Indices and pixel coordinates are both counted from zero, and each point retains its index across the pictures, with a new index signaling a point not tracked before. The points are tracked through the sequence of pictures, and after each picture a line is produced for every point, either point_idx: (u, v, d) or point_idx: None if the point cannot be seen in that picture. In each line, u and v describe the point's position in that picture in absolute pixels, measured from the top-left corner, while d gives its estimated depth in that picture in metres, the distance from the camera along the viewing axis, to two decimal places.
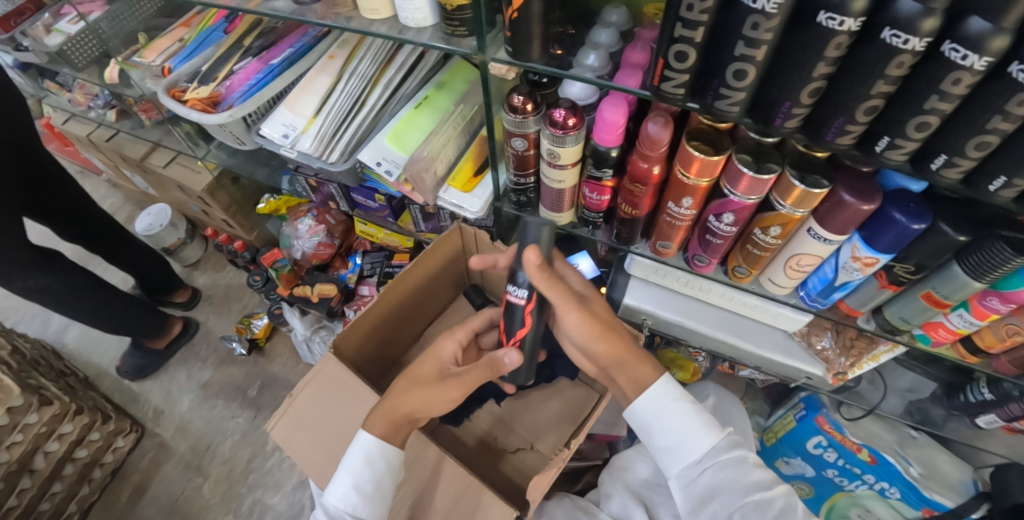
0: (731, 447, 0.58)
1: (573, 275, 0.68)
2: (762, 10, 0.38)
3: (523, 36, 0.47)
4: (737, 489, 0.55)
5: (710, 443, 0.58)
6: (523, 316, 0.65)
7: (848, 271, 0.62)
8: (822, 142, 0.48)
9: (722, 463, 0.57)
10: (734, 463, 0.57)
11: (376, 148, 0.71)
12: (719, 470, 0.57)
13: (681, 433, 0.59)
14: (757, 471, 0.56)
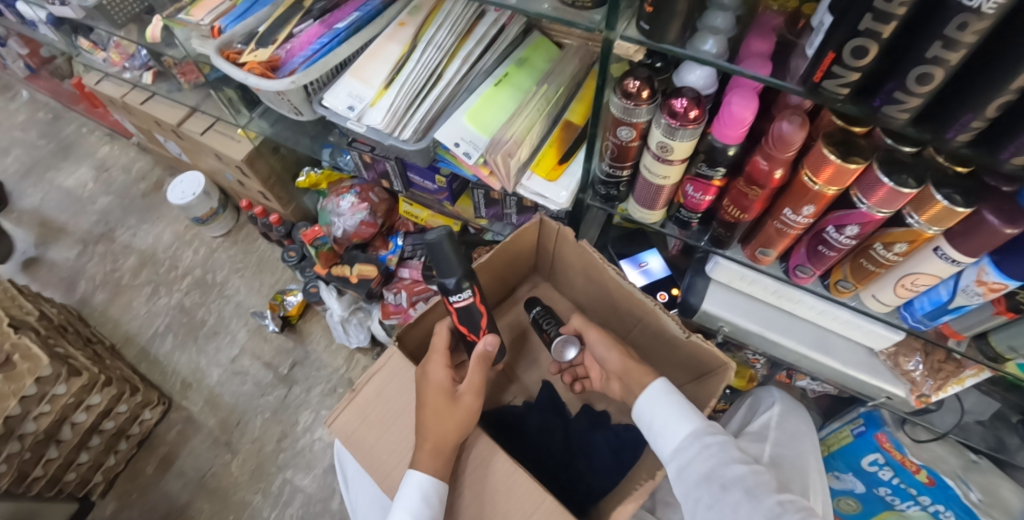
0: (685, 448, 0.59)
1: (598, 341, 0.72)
2: (978, 10, 0.31)
3: (665, 13, 0.41)
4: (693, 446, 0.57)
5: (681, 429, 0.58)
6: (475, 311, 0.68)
7: (968, 295, 0.56)
8: (993, 160, 0.42)
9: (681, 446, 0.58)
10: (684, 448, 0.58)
11: (454, 127, 0.66)
12: (701, 451, 0.55)
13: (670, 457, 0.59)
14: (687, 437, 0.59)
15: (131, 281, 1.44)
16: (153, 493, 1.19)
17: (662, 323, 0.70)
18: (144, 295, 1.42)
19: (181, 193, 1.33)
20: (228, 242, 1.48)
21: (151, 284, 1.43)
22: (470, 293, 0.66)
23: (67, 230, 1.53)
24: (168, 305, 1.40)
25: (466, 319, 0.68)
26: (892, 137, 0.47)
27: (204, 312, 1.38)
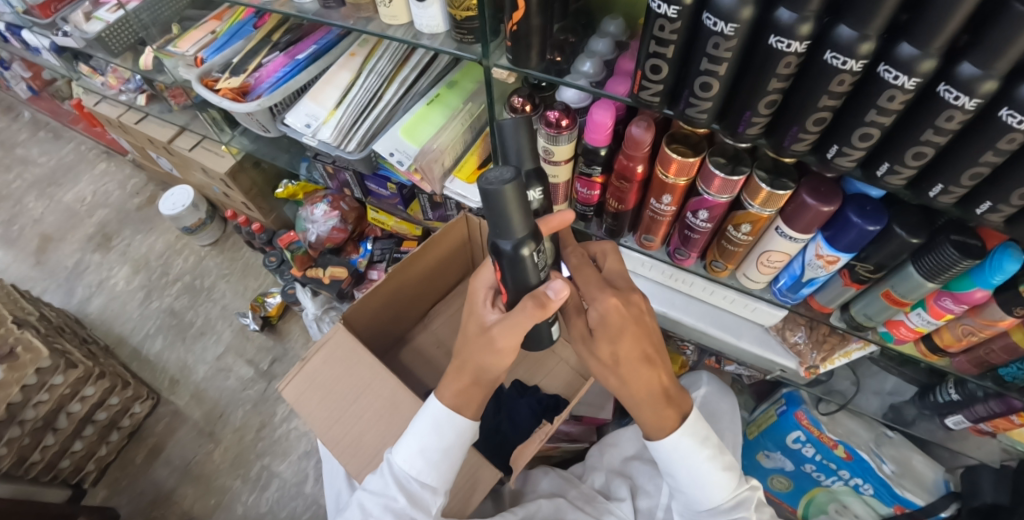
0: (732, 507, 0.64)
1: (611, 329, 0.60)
2: (721, 33, 0.45)
3: (522, 46, 0.56)
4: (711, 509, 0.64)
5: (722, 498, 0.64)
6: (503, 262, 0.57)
7: (814, 268, 0.67)
8: (781, 148, 0.54)
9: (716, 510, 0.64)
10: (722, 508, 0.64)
11: (391, 140, 0.79)
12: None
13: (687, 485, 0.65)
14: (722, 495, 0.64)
15: (125, 287, 1.56)
16: (142, 479, 1.30)
17: None
18: (137, 300, 1.53)
19: (172, 204, 1.46)
20: (216, 250, 1.60)
21: (144, 289, 1.55)
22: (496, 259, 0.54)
23: (66, 241, 1.65)
24: (159, 309, 1.51)
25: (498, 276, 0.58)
26: (728, 133, 0.56)
27: (193, 315, 1.49)
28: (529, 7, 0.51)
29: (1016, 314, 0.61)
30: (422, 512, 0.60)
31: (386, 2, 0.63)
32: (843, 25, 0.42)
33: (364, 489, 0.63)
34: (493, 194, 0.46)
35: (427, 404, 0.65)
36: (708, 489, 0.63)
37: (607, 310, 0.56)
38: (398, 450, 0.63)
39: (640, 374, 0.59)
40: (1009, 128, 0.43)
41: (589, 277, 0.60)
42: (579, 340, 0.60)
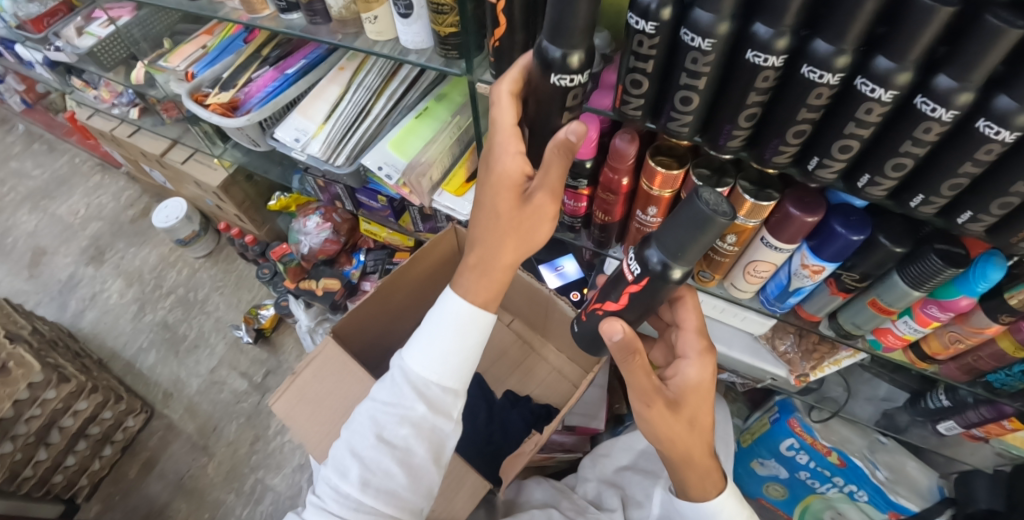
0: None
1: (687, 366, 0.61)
2: (699, 48, 0.45)
3: (504, 61, 0.56)
4: None
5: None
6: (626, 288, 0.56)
7: (800, 278, 0.67)
8: (762, 160, 0.55)
9: None
10: None
11: (379, 153, 0.80)
12: None
13: None
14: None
15: (118, 300, 1.55)
16: (136, 493, 1.29)
17: (560, 307, 0.88)
18: (130, 313, 1.53)
19: (165, 217, 1.46)
20: (210, 262, 1.60)
21: (138, 302, 1.54)
22: (639, 277, 0.54)
23: (60, 254, 1.65)
24: (152, 322, 1.51)
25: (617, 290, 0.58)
26: (712, 147, 0.56)
27: (186, 328, 1.49)
28: (510, 25, 0.52)
29: (1003, 321, 0.61)
30: (442, 419, 0.61)
31: (371, 18, 0.63)
32: (818, 39, 0.43)
33: (378, 397, 0.62)
34: (697, 213, 0.47)
35: (444, 302, 0.62)
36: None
37: (702, 371, 0.60)
38: (416, 356, 0.62)
39: (702, 439, 0.61)
40: (986, 139, 0.43)
41: (698, 326, 0.64)
42: (660, 411, 0.56)
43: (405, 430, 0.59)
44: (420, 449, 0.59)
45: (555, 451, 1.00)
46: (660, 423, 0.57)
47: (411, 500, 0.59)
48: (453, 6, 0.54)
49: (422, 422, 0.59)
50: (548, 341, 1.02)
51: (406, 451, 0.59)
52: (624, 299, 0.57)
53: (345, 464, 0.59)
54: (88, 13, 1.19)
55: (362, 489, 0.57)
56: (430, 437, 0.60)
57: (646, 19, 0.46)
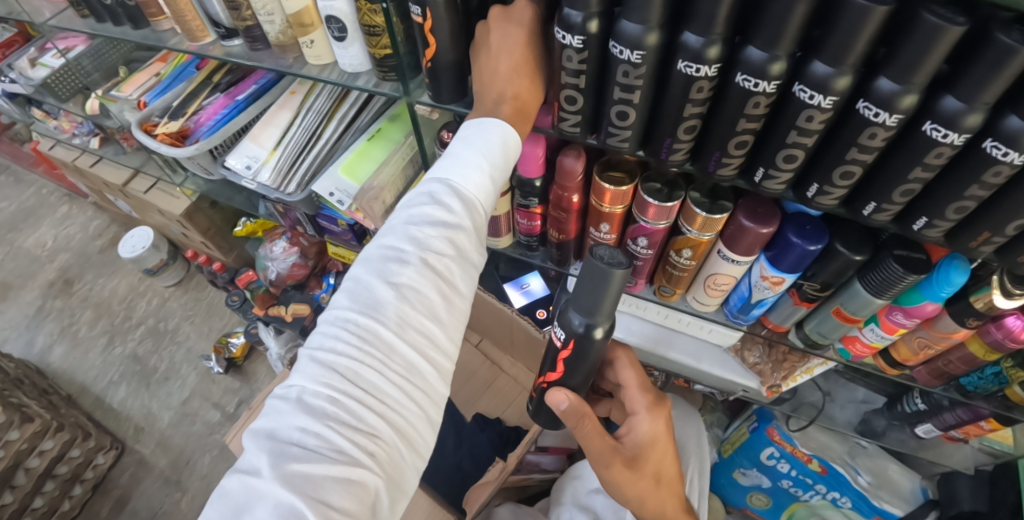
0: None
1: (638, 421, 0.59)
2: (629, 61, 0.44)
3: (439, 82, 0.55)
4: None
5: None
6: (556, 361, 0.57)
7: (761, 290, 0.65)
8: (708, 173, 0.54)
9: None
10: None
11: (330, 178, 0.78)
12: None
13: None
14: None
15: (87, 332, 1.51)
16: None
17: (522, 327, 0.87)
18: (99, 346, 1.49)
19: (131, 247, 1.43)
20: (180, 291, 1.57)
21: (107, 334, 1.50)
22: (567, 341, 0.54)
23: (27, 288, 1.61)
24: (123, 355, 1.47)
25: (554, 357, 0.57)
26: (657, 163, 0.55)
27: (156, 359, 1.45)
28: (440, 44, 0.50)
29: (970, 325, 0.59)
30: (479, 251, 0.52)
31: (308, 43, 0.62)
32: (751, 46, 0.41)
33: (410, 217, 0.48)
34: (596, 268, 0.46)
35: (486, 122, 0.51)
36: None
37: (654, 424, 0.59)
38: (463, 169, 0.50)
39: (671, 491, 0.61)
40: (934, 142, 0.41)
41: (638, 379, 0.61)
42: (623, 471, 0.56)
43: (449, 253, 0.48)
44: (459, 283, 0.49)
45: (531, 471, 0.98)
46: (626, 481, 0.57)
47: (444, 350, 0.48)
48: (384, 27, 0.53)
49: (465, 247, 0.49)
50: (518, 362, 1.00)
51: (446, 284, 0.48)
52: (561, 366, 0.57)
53: (374, 299, 0.44)
54: (42, 44, 1.17)
55: (397, 334, 0.44)
56: (471, 269, 0.50)
57: (573, 33, 0.44)
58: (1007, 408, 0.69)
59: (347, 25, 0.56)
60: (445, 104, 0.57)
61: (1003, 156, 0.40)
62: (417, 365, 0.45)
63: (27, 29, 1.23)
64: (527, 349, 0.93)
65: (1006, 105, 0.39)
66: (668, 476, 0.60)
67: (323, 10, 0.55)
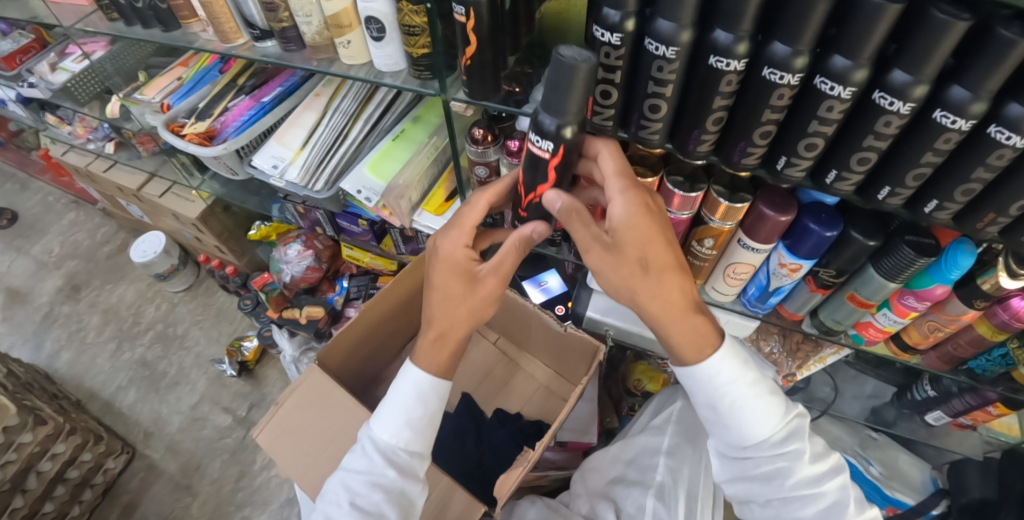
0: (781, 441, 0.61)
1: (615, 203, 0.53)
2: (664, 56, 0.47)
3: (476, 80, 0.58)
4: (778, 480, 0.61)
5: (767, 430, 0.61)
6: (546, 171, 0.53)
7: (778, 277, 0.69)
8: (732, 163, 0.56)
9: (767, 453, 0.61)
10: (783, 455, 0.61)
11: (357, 177, 0.81)
12: (769, 454, 0.61)
13: (726, 416, 0.61)
14: (806, 466, 0.61)
15: (95, 338, 1.51)
16: None
17: (543, 321, 0.87)
18: (108, 352, 1.48)
19: (143, 251, 1.44)
20: (189, 296, 1.58)
21: (116, 340, 1.50)
22: (554, 147, 0.50)
23: (34, 294, 1.60)
24: (132, 360, 1.47)
25: (533, 168, 0.54)
26: (683, 154, 0.58)
27: (166, 364, 1.45)
28: (480, 42, 0.53)
29: (978, 306, 0.62)
30: (412, 483, 0.62)
31: (344, 43, 0.64)
32: (776, 42, 0.44)
33: (348, 467, 0.63)
34: (563, 66, 0.44)
35: (408, 369, 0.66)
36: (758, 417, 0.61)
37: (631, 206, 0.53)
38: (380, 425, 0.63)
39: (668, 283, 0.57)
40: (945, 128, 0.44)
41: (615, 167, 0.55)
42: (600, 255, 0.56)
43: (376, 495, 0.59)
44: (392, 513, 0.60)
45: (548, 468, 1.00)
46: (608, 267, 0.56)
47: None
48: (424, 27, 0.56)
49: (393, 487, 0.60)
50: (535, 358, 1.03)
51: (378, 515, 0.59)
52: (547, 183, 0.55)
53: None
54: (61, 49, 1.19)
55: None
56: (400, 501, 0.60)
57: (611, 30, 0.47)
58: (1014, 391, 0.72)
59: (386, 25, 0.59)
60: (480, 100, 0.60)
61: (1007, 140, 0.43)
62: None
63: (44, 35, 1.24)
64: (546, 344, 0.95)
65: (1008, 94, 0.42)
66: (663, 268, 0.57)
67: (363, 11, 0.58)
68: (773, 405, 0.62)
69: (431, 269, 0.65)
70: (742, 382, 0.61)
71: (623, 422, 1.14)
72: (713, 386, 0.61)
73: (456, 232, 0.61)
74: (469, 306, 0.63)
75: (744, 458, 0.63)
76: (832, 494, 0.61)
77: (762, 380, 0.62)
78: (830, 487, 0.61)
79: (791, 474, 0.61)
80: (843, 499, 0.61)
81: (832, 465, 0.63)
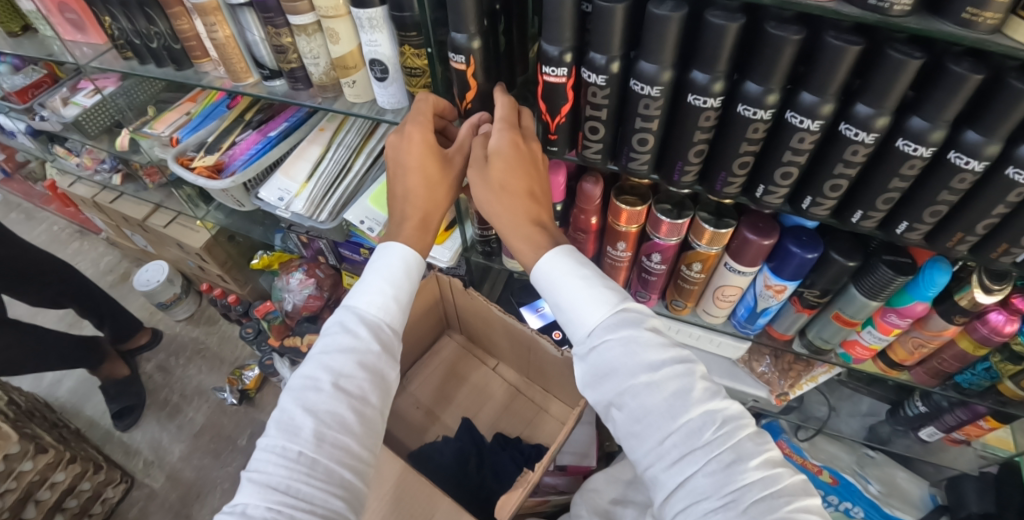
0: (617, 325, 0.50)
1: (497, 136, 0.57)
2: (649, 94, 0.51)
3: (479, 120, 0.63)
4: (621, 367, 0.48)
5: (599, 317, 0.51)
6: (566, 94, 0.55)
7: (765, 298, 0.71)
8: (715, 191, 0.60)
9: (605, 338, 0.50)
10: (622, 336, 0.49)
11: (360, 208, 0.86)
12: (608, 341, 0.50)
13: (566, 310, 0.53)
14: (649, 350, 0.48)
15: None
16: None
17: (543, 347, 0.89)
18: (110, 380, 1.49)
19: (147, 280, 1.47)
20: (191, 324, 1.60)
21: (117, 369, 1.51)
22: (568, 70, 0.52)
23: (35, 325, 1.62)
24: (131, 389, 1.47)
25: (551, 97, 0.55)
26: (671, 184, 0.61)
27: (167, 392, 1.46)
28: (478, 86, 0.58)
29: (958, 322, 0.65)
30: (394, 366, 0.58)
31: (350, 83, 0.69)
32: (749, 81, 0.48)
33: (325, 348, 0.56)
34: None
35: (390, 248, 0.61)
36: (586, 304, 0.52)
37: (502, 140, 0.56)
38: (363, 297, 0.59)
39: (517, 208, 0.58)
40: (908, 155, 0.48)
41: (506, 113, 0.58)
42: (474, 180, 0.59)
43: (361, 375, 0.54)
44: (374, 397, 0.55)
45: (547, 493, 1.01)
46: (480, 191, 0.59)
47: (358, 457, 0.52)
48: (424, 69, 0.62)
49: (376, 366, 0.56)
50: (534, 382, 1.06)
51: (361, 400, 0.53)
52: (566, 105, 0.56)
53: (295, 423, 0.50)
54: (74, 84, 1.23)
55: (316, 444, 0.49)
56: (383, 383, 0.56)
57: (597, 72, 0.51)
58: (1002, 404, 0.74)
59: (389, 66, 0.64)
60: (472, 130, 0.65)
61: (966, 164, 0.47)
62: (338, 470, 0.49)
63: (55, 71, 1.27)
64: (544, 369, 0.98)
65: (964, 122, 0.46)
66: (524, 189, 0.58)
67: (368, 54, 0.63)
68: (606, 294, 0.52)
69: (395, 153, 0.62)
70: (575, 278, 0.53)
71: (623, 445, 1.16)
72: (548, 282, 0.54)
73: (423, 121, 0.61)
74: (440, 184, 0.64)
75: (589, 357, 0.51)
76: (675, 382, 0.47)
77: (604, 275, 0.54)
78: (670, 373, 0.47)
79: (629, 360, 0.48)
80: (690, 386, 0.47)
81: (679, 353, 0.49)
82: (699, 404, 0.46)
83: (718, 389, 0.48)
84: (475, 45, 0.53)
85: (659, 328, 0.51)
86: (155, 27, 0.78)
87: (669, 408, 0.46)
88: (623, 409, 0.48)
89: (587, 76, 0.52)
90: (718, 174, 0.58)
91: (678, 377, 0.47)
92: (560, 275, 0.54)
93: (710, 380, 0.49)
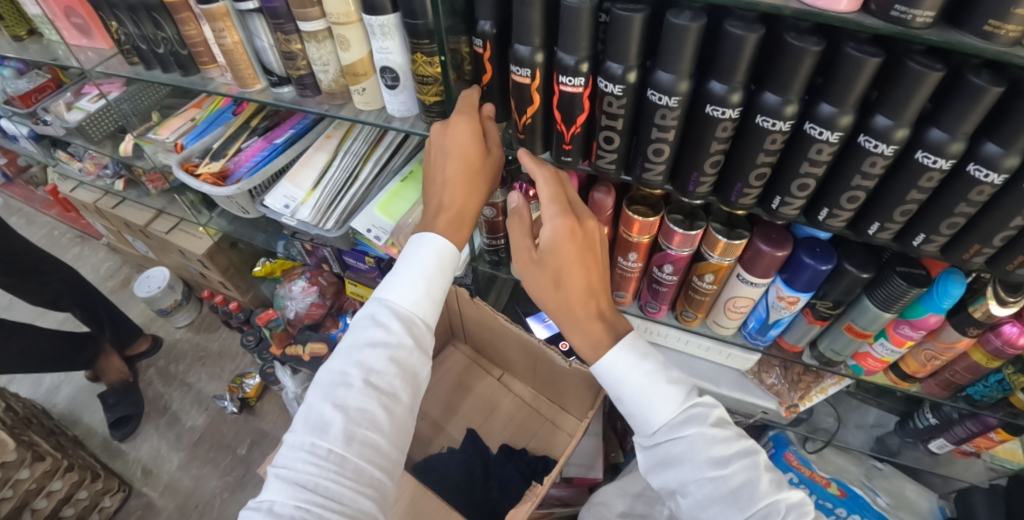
0: (683, 423, 0.54)
1: (550, 223, 0.57)
2: (666, 105, 0.50)
3: (531, 136, 0.61)
4: (689, 463, 0.52)
5: (665, 413, 0.54)
6: (582, 103, 0.54)
7: (777, 310, 0.71)
8: (729, 202, 0.59)
9: (672, 436, 0.54)
10: (690, 434, 0.53)
11: (366, 216, 0.84)
12: (675, 437, 0.54)
13: (631, 405, 0.57)
14: (715, 446, 0.52)
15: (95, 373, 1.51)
16: None
17: (550, 357, 0.88)
18: None
19: (148, 287, 1.46)
20: (191, 331, 1.59)
21: None
22: (585, 80, 0.52)
23: None
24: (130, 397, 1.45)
25: (566, 106, 0.55)
26: (685, 196, 0.61)
27: (167, 400, 1.45)
28: (541, 101, 0.57)
29: (971, 334, 0.64)
30: (424, 361, 0.58)
31: (359, 90, 0.68)
32: (767, 92, 0.48)
33: (356, 341, 0.56)
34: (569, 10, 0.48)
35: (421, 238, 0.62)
36: (652, 402, 0.55)
37: (558, 229, 0.56)
38: (397, 291, 0.59)
39: (575, 302, 0.59)
40: (927, 167, 0.48)
41: (551, 195, 0.58)
42: (528, 267, 0.60)
43: (391, 370, 0.54)
44: (404, 394, 0.55)
45: (552, 505, 1.00)
46: (533, 278, 0.60)
47: (387, 456, 0.52)
48: (437, 77, 0.61)
49: (407, 362, 0.56)
50: (541, 394, 1.04)
51: (392, 396, 0.54)
52: (581, 115, 0.55)
53: (325, 419, 0.50)
54: (77, 90, 1.22)
55: (346, 442, 0.49)
56: (414, 379, 0.56)
57: (613, 82, 0.51)
58: (1014, 416, 0.73)
59: (399, 74, 0.63)
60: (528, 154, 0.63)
61: (985, 177, 0.46)
62: (368, 468, 0.49)
63: (60, 75, 1.26)
64: (551, 379, 0.96)
65: (984, 134, 0.45)
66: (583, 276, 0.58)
67: (379, 62, 0.62)
68: (671, 389, 0.55)
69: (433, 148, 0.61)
70: (639, 374, 0.57)
71: (628, 456, 1.15)
72: (612, 378, 0.58)
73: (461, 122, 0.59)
74: (471, 193, 0.62)
75: (654, 448, 0.55)
76: (742, 476, 0.51)
77: (666, 366, 0.58)
78: (737, 467, 0.51)
79: (695, 457, 0.52)
80: (755, 479, 0.51)
81: (743, 444, 0.53)
82: (765, 496, 0.50)
83: (781, 478, 0.52)
84: (539, 59, 0.52)
85: (721, 418, 0.55)
86: (162, 32, 0.78)
87: (735, 499, 0.50)
88: (690, 498, 0.52)
89: (603, 85, 0.52)
90: (735, 185, 0.57)
91: (744, 470, 0.51)
92: (623, 372, 0.57)
93: (772, 469, 0.53)
